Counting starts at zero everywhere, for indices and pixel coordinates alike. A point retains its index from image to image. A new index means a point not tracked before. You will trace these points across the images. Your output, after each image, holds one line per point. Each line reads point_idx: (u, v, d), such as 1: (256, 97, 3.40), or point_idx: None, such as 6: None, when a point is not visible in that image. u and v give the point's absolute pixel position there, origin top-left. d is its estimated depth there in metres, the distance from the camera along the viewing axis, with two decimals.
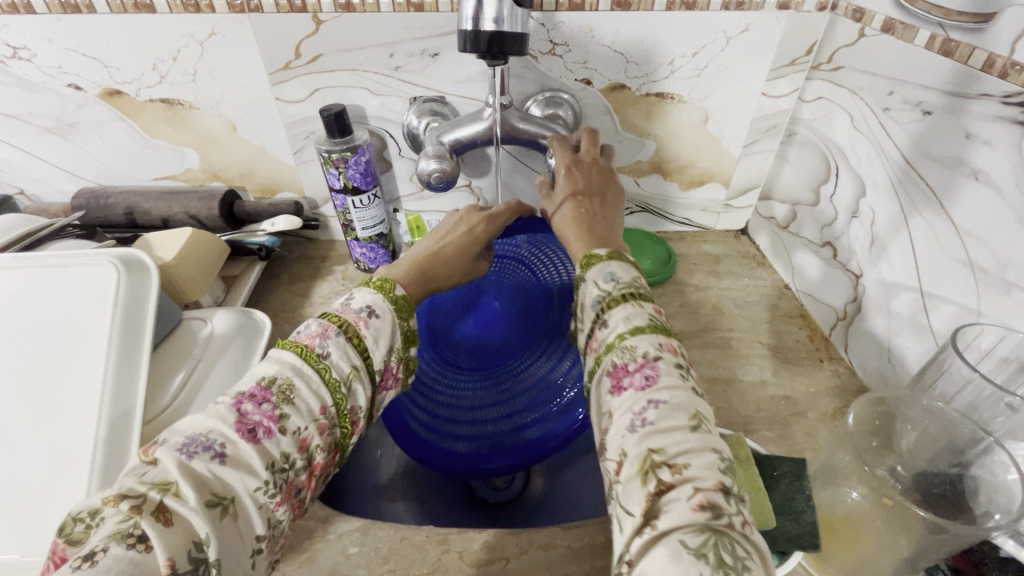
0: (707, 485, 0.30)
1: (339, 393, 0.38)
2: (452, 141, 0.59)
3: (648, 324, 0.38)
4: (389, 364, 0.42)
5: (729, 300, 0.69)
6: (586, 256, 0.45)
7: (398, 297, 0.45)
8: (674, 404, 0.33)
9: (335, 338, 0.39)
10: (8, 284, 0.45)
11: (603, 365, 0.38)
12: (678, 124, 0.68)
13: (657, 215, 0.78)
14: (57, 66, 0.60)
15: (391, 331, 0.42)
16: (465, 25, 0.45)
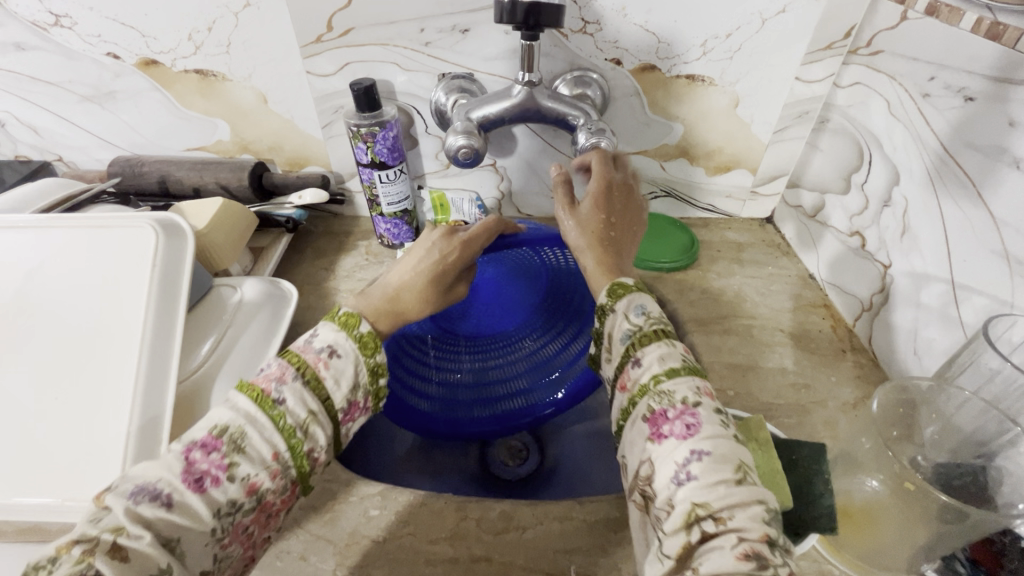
0: (753, 537, 0.31)
1: (294, 440, 0.35)
2: (480, 118, 0.59)
3: (682, 366, 0.39)
4: (355, 401, 0.39)
5: (752, 288, 0.69)
6: (615, 285, 0.46)
7: (362, 335, 0.41)
8: (716, 454, 0.34)
9: (292, 384, 0.36)
10: (48, 245, 0.47)
11: (639, 408, 0.38)
12: (708, 107, 0.67)
13: (682, 201, 0.77)
14: (98, 35, 0.61)
15: (353, 370, 0.39)
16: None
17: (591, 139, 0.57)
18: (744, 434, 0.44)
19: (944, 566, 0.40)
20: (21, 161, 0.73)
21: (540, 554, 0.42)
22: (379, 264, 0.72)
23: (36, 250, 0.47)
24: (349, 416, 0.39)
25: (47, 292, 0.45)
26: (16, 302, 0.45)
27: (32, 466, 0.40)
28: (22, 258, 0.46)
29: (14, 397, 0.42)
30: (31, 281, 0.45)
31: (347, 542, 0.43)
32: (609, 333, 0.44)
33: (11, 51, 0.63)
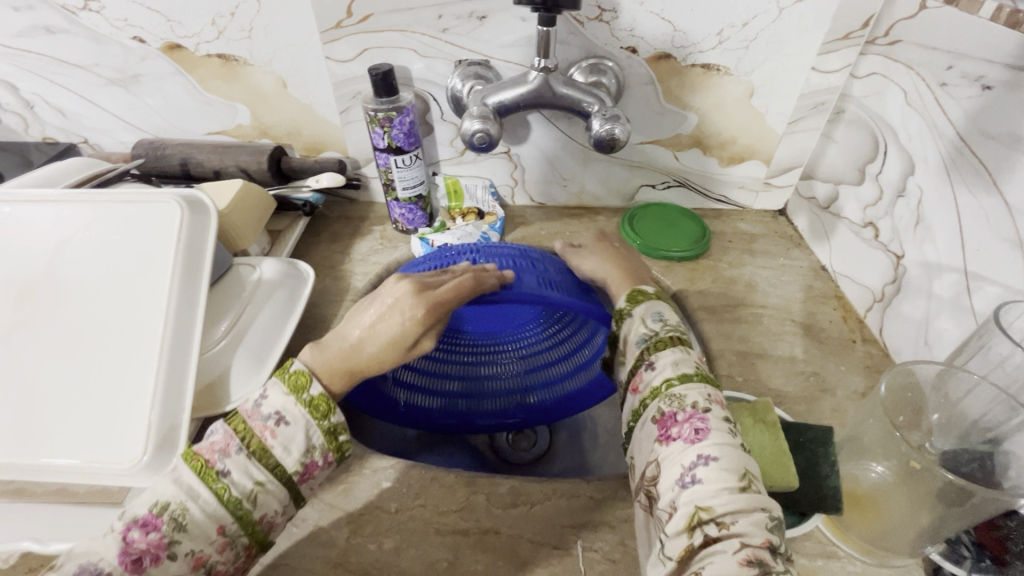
0: (755, 543, 0.33)
1: (240, 511, 0.36)
2: (496, 104, 0.59)
3: (695, 372, 0.42)
4: (313, 460, 0.39)
5: (763, 278, 0.69)
6: (632, 294, 0.50)
7: (313, 398, 0.40)
8: (722, 460, 0.36)
9: (236, 457, 0.37)
10: (78, 220, 0.49)
11: (650, 410, 0.41)
12: (723, 97, 0.67)
13: (695, 191, 0.78)
14: (124, 19, 0.63)
15: (303, 436, 0.39)
16: None
17: (605, 125, 0.57)
18: (751, 414, 0.45)
19: (950, 549, 0.41)
20: (48, 143, 0.75)
21: (548, 528, 0.43)
22: (393, 249, 0.73)
23: (66, 225, 0.48)
24: (307, 475, 0.39)
25: (78, 263, 0.47)
26: (48, 272, 0.46)
27: (61, 428, 0.42)
28: (55, 230, 0.48)
29: (45, 363, 0.43)
30: (63, 253, 0.47)
31: (360, 512, 0.44)
32: (624, 337, 0.47)
33: (41, 34, 0.64)
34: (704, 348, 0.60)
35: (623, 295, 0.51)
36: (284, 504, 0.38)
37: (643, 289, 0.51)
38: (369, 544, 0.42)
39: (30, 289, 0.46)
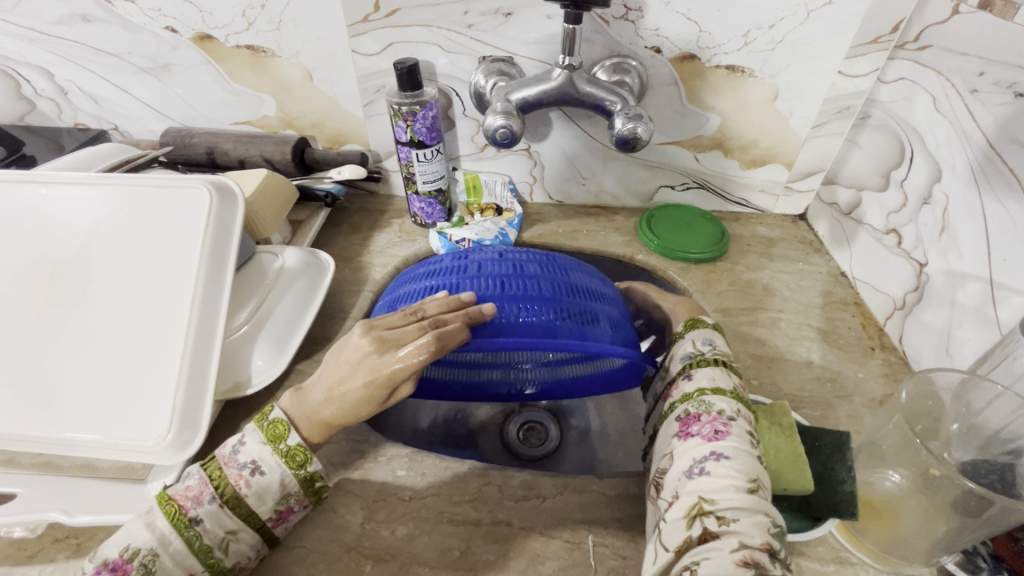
0: (753, 544, 0.32)
1: (211, 559, 0.38)
2: (520, 100, 0.60)
3: (729, 390, 0.42)
4: (288, 507, 0.40)
5: (782, 282, 0.68)
6: (694, 321, 0.51)
7: (290, 448, 0.40)
8: (733, 460, 0.36)
9: (209, 506, 0.38)
10: (111, 203, 0.50)
11: (676, 411, 0.42)
12: (747, 99, 0.67)
13: (714, 194, 0.77)
14: (158, 9, 0.64)
15: (277, 486, 0.40)
16: None
17: (628, 124, 0.57)
18: (767, 417, 0.45)
19: (967, 560, 0.40)
20: (80, 129, 0.77)
21: (560, 522, 0.43)
22: (412, 242, 0.74)
23: (99, 208, 0.50)
24: (282, 518, 0.41)
25: (110, 246, 0.48)
26: (81, 254, 0.48)
27: (89, 406, 0.43)
28: (88, 213, 0.50)
29: (76, 341, 0.45)
30: (96, 235, 0.49)
31: (375, 498, 0.45)
32: (671, 355, 0.49)
33: (77, 23, 0.66)
34: None
35: (685, 321, 0.52)
36: (256, 549, 0.40)
37: (702, 318, 0.52)
38: (383, 529, 0.43)
39: (63, 269, 0.47)
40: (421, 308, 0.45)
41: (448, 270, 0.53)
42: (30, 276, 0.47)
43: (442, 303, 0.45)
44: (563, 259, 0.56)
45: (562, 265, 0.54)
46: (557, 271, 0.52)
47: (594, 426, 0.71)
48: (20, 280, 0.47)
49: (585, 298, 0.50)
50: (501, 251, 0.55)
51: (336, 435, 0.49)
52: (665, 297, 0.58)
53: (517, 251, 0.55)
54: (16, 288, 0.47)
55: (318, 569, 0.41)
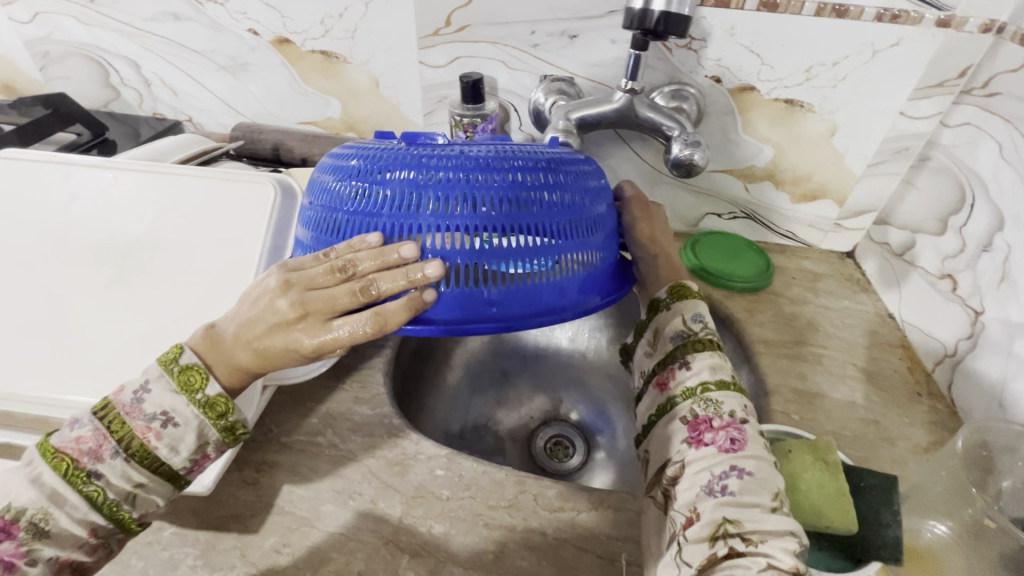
0: (781, 565, 0.32)
1: (120, 513, 0.36)
2: (579, 120, 0.61)
3: (733, 382, 0.42)
4: (206, 454, 0.38)
5: (826, 318, 0.67)
6: (681, 288, 0.49)
7: (209, 398, 0.38)
8: (757, 477, 0.36)
9: (112, 457, 0.35)
10: (182, 192, 0.53)
11: (681, 409, 0.42)
12: (803, 133, 0.67)
13: (761, 224, 0.77)
14: (244, 12, 0.68)
15: (196, 437, 0.37)
16: (633, 5, 0.45)
17: (685, 150, 0.57)
18: (811, 452, 0.44)
19: None
20: (157, 118, 0.82)
21: (593, 538, 0.43)
22: None
23: (170, 197, 0.53)
24: (197, 465, 0.39)
25: (175, 230, 0.51)
26: (150, 238, 0.51)
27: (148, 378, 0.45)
28: (159, 200, 0.53)
29: (138, 316, 0.48)
30: (163, 222, 0.52)
31: (413, 494, 0.46)
32: (658, 328, 0.48)
33: (168, 20, 0.71)
34: (760, 382, 0.59)
35: (667, 287, 0.50)
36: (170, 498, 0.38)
37: (687, 283, 0.50)
38: (420, 525, 0.44)
39: (131, 249, 0.51)
40: (351, 261, 0.38)
41: (370, 196, 0.40)
42: (100, 255, 0.51)
43: (374, 259, 0.38)
44: (530, 167, 0.42)
45: (528, 183, 0.41)
46: (519, 200, 0.40)
47: (622, 446, 0.71)
48: (92, 259, 0.50)
49: (555, 242, 0.42)
50: (442, 157, 0.41)
51: (377, 430, 0.51)
52: (656, 242, 0.54)
53: (467, 162, 0.41)
54: (85, 264, 0.50)
55: (355, 558, 0.42)
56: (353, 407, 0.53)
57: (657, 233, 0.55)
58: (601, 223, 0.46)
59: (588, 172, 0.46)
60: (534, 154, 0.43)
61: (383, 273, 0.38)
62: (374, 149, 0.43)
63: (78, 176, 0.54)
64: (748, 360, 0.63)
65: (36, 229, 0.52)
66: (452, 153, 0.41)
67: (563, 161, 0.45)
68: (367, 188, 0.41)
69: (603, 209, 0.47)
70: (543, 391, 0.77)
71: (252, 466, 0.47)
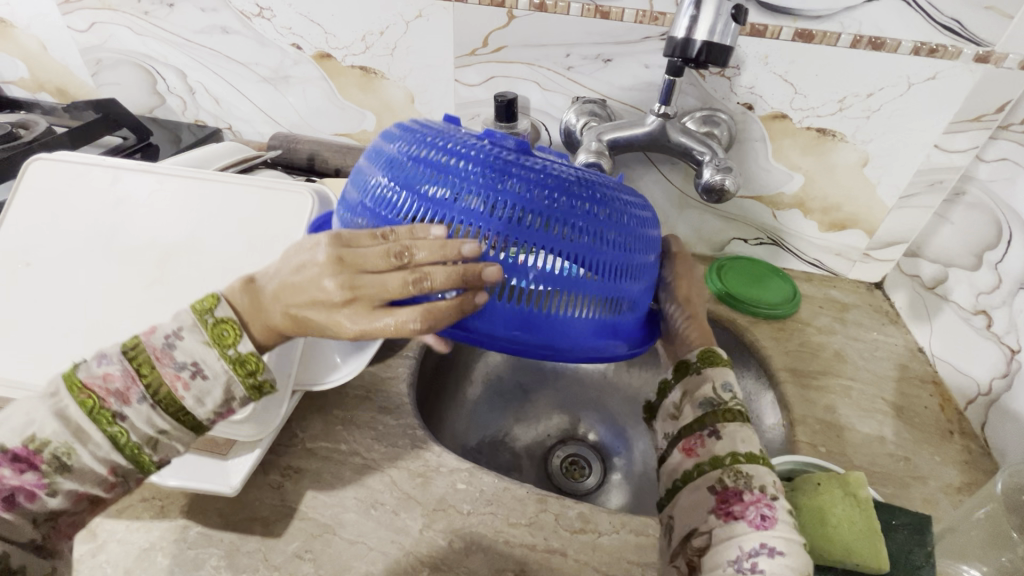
0: None
1: (140, 458, 0.33)
2: (611, 141, 0.61)
3: (762, 457, 0.41)
4: (231, 408, 0.35)
5: (854, 350, 0.66)
6: (714, 355, 0.49)
7: (241, 354, 0.34)
8: (787, 556, 0.36)
9: (140, 397, 0.32)
10: (222, 198, 0.55)
11: (709, 478, 0.41)
12: (835, 163, 0.67)
13: (787, 252, 0.77)
14: (289, 28, 0.71)
15: (222, 390, 0.34)
16: (675, 34, 0.45)
17: (716, 175, 0.58)
18: (841, 486, 0.43)
19: None
20: (198, 125, 0.85)
21: (615, 561, 0.43)
22: None
23: (211, 202, 0.55)
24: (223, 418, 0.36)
25: (215, 233, 0.53)
26: (191, 241, 0.53)
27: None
28: (199, 206, 0.55)
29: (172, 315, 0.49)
30: (203, 226, 0.54)
31: (434, 507, 0.46)
32: (685, 390, 0.47)
33: (217, 33, 0.73)
34: (785, 411, 0.58)
35: (699, 350, 0.50)
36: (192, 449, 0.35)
37: (717, 350, 0.50)
38: (440, 539, 0.44)
39: (170, 252, 0.52)
40: (408, 248, 0.35)
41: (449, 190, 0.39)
42: (141, 256, 0.52)
43: (433, 250, 0.35)
44: (604, 203, 0.43)
45: (600, 219, 0.42)
46: (587, 239, 0.41)
47: (637, 467, 0.70)
48: (132, 259, 0.52)
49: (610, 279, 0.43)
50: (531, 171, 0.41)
51: (401, 440, 0.51)
52: (691, 302, 0.54)
53: (551, 181, 0.41)
54: (126, 263, 0.52)
55: (376, 568, 0.42)
56: (377, 416, 0.53)
57: (693, 294, 0.55)
58: (648, 270, 0.47)
59: (648, 220, 0.48)
60: (609, 193, 0.44)
61: (438, 265, 0.35)
62: (455, 142, 0.42)
63: (127, 179, 0.57)
64: (773, 389, 0.63)
65: (83, 227, 0.54)
66: (537, 168, 0.41)
67: (630, 206, 0.46)
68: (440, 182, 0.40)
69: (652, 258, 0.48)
70: (561, 411, 0.77)
71: (277, 470, 0.48)
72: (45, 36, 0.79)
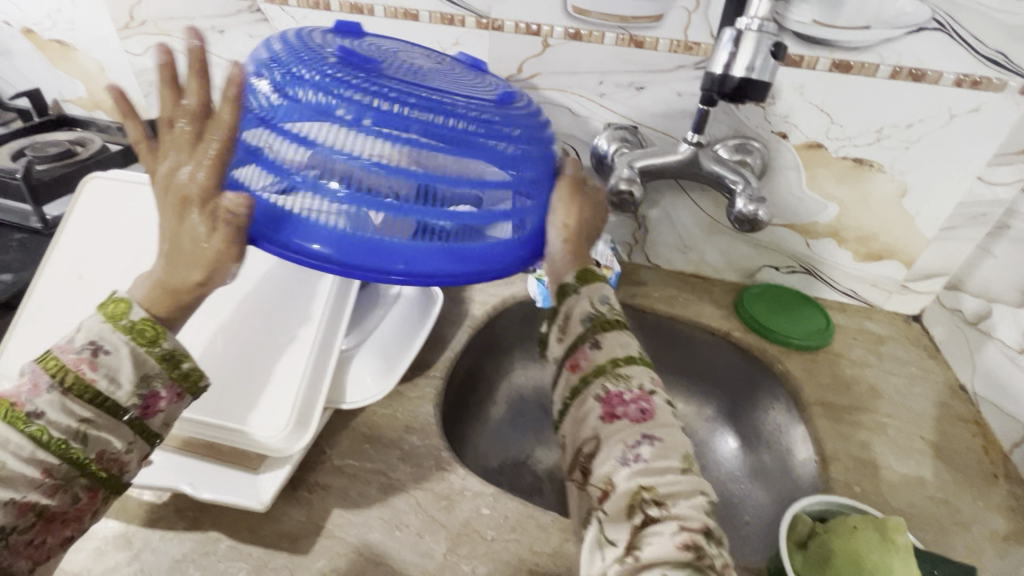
0: (693, 527, 0.34)
1: (69, 451, 0.35)
2: (643, 168, 0.61)
3: (639, 355, 0.41)
4: (154, 391, 0.38)
5: (891, 385, 0.64)
6: (589, 272, 0.45)
7: (135, 323, 0.37)
8: (666, 443, 0.37)
9: (49, 394, 0.34)
10: None
11: (592, 387, 0.40)
12: (871, 193, 0.66)
13: (820, 281, 0.75)
14: None
15: (130, 365, 0.36)
16: (713, 69, 0.46)
17: (749, 206, 0.57)
18: (877, 531, 0.41)
19: None
20: None
21: None
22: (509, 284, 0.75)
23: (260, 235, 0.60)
24: (149, 407, 0.38)
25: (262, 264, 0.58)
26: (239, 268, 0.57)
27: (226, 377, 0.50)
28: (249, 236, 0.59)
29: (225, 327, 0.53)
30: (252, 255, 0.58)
31: (458, 531, 0.46)
32: (567, 312, 0.44)
33: None
34: (817, 447, 0.57)
35: (577, 272, 0.46)
36: (127, 440, 0.37)
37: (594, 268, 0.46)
38: (464, 565, 0.44)
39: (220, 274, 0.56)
40: (174, 118, 0.37)
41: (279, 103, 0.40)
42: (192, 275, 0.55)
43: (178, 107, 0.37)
44: (446, 121, 0.41)
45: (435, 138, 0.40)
46: (405, 144, 0.39)
47: None
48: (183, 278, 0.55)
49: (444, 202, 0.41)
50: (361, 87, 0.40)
51: (426, 461, 0.51)
52: (573, 229, 0.48)
53: (377, 99, 0.40)
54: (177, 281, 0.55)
55: None
56: (404, 435, 0.53)
57: (581, 224, 0.48)
58: (503, 195, 0.44)
59: (516, 141, 0.44)
60: (451, 102, 0.42)
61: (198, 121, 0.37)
62: (306, 65, 0.42)
63: None
64: (805, 422, 0.61)
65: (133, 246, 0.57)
66: (367, 86, 0.40)
67: (484, 117, 0.42)
68: (277, 80, 0.41)
69: (515, 186, 0.45)
70: None
71: (305, 486, 0.49)
72: (104, 59, 0.84)
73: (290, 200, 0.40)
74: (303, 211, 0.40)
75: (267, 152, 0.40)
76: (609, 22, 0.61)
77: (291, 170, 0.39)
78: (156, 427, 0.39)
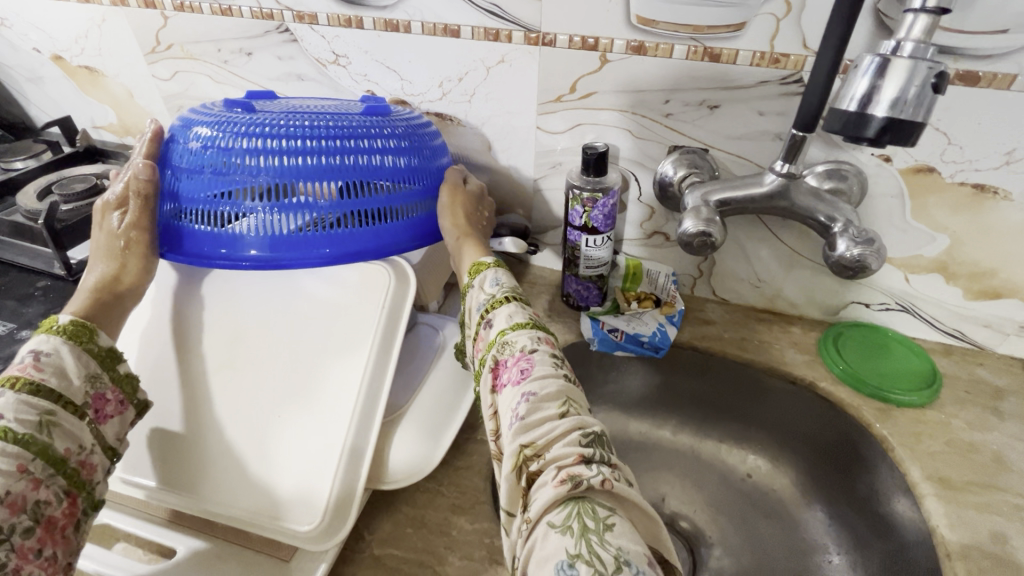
0: (569, 462, 0.36)
1: (39, 443, 0.39)
2: (720, 202, 0.54)
3: (527, 322, 0.47)
4: (101, 395, 0.45)
5: (1019, 455, 0.54)
6: (476, 264, 0.54)
7: (64, 328, 0.46)
8: (539, 392, 0.41)
9: (4, 399, 0.39)
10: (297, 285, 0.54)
11: (488, 362, 0.46)
12: (993, 225, 0.55)
13: (920, 320, 0.65)
14: (364, 74, 0.68)
15: (74, 362, 0.44)
16: (847, 105, 0.40)
17: (852, 249, 0.49)
18: None
19: None
20: None
21: None
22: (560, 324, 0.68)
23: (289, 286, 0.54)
24: (100, 412, 0.45)
25: (289, 321, 0.52)
26: (263, 329, 0.52)
27: (267, 462, 0.47)
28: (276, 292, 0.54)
29: (261, 404, 0.49)
30: (278, 312, 0.52)
31: None
32: (468, 308, 0.52)
33: (292, 80, 0.72)
34: (933, 535, 0.48)
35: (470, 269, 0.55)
36: (90, 438, 0.43)
37: (485, 259, 0.55)
38: None
39: (246, 337, 0.52)
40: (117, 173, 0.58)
41: (187, 147, 0.53)
42: (220, 342, 0.52)
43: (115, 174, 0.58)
44: (317, 134, 0.51)
45: (308, 148, 0.51)
46: (289, 162, 0.51)
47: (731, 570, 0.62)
48: (213, 345, 0.52)
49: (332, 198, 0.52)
50: (243, 120, 0.52)
51: (477, 552, 0.45)
52: (457, 230, 0.57)
53: (255, 127, 0.51)
54: (208, 348, 0.52)
55: None
56: (451, 518, 0.47)
57: (468, 224, 0.58)
58: (379, 185, 0.54)
59: (378, 137, 0.53)
60: (322, 121, 0.52)
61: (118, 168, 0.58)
62: (207, 115, 0.54)
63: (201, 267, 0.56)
64: (913, 500, 0.52)
65: (173, 317, 0.54)
66: (248, 120, 0.52)
67: (349, 126, 0.53)
68: (192, 131, 0.53)
69: (389, 174, 0.54)
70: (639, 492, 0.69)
71: None
72: (132, 84, 0.80)
73: (218, 221, 0.52)
74: (217, 224, 0.52)
75: (188, 190, 0.53)
76: (679, 33, 0.53)
77: (215, 199, 0.52)
78: (110, 438, 0.46)
